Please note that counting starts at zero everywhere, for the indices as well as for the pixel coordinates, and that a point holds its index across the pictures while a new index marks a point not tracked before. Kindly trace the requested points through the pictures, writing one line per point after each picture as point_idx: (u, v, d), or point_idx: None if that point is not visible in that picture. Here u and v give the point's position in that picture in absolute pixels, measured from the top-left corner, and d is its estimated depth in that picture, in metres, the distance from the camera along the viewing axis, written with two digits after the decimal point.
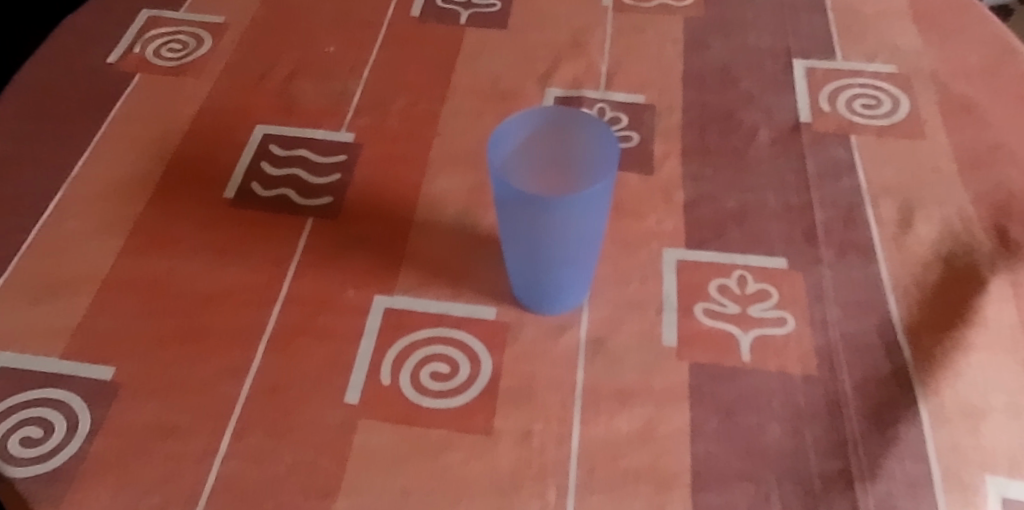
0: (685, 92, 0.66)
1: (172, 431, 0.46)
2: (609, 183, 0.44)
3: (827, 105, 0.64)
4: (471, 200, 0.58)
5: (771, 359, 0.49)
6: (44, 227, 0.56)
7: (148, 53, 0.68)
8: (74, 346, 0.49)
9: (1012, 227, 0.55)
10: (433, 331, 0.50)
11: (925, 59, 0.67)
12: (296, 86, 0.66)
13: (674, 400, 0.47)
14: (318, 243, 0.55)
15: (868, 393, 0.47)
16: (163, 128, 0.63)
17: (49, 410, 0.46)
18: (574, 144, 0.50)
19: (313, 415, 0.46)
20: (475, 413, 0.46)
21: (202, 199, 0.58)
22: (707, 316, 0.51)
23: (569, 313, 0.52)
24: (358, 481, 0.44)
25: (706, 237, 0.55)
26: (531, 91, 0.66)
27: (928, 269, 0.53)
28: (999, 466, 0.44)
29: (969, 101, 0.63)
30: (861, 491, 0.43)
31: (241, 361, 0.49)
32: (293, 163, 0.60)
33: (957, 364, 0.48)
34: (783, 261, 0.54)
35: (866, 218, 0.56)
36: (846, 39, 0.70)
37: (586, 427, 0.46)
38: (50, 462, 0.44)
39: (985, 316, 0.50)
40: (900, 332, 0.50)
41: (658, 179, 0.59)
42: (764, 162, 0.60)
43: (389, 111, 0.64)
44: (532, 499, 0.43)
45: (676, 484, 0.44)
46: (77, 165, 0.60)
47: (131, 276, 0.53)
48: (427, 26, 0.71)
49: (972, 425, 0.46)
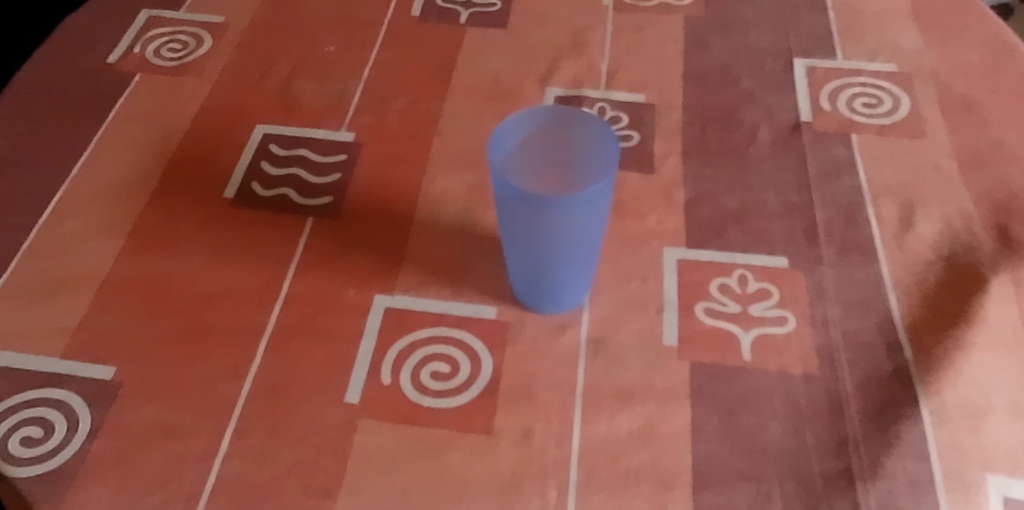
0: (685, 92, 0.66)
1: (172, 432, 0.46)
2: (609, 182, 0.44)
3: (827, 104, 0.64)
4: (471, 199, 0.58)
5: (772, 358, 0.49)
6: (44, 227, 0.56)
7: (148, 53, 0.68)
8: (74, 346, 0.49)
9: (1013, 226, 0.55)
10: (433, 331, 0.50)
11: (926, 58, 0.67)
12: (296, 86, 0.66)
13: (674, 399, 0.47)
14: (318, 243, 0.55)
15: (869, 393, 0.47)
16: (163, 128, 0.63)
17: (49, 410, 0.46)
18: (573, 143, 0.50)
19: (313, 415, 0.46)
20: (475, 413, 0.46)
21: (202, 199, 0.58)
22: (708, 315, 0.51)
23: (569, 312, 0.52)
24: (358, 481, 0.44)
25: (707, 236, 0.55)
26: (531, 91, 0.66)
27: (929, 268, 0.53)
28: (1000, 465, 0.44)
29: (969, 100, 0.63)
30: (862, 490, 0.43)
31: (240, 361, 0.49)
32: (293, 163, 0.60)
33: (958, 363, 0.48)
34: (784, 260, 0.54)
35: (867, 217, 0.56)
36: (846, 38, 0.69)
37: (587, 427, 0.46)
38: (50, 462, 0.44)
39: (987, 315, 0.50)
40: (901, 331, 0.50)
41: (659, 179, 0.59)
42: (765, 162, 0.60)
43: (389, 111, 0.64)
44: (532, 499, 0.43)
45: (677, 484, 0.44)
46: (77, 166, 0.60)
47: (131, 276, 0.53)
48: (427, 26, 0.71)
49: (974, 425, 0.45)
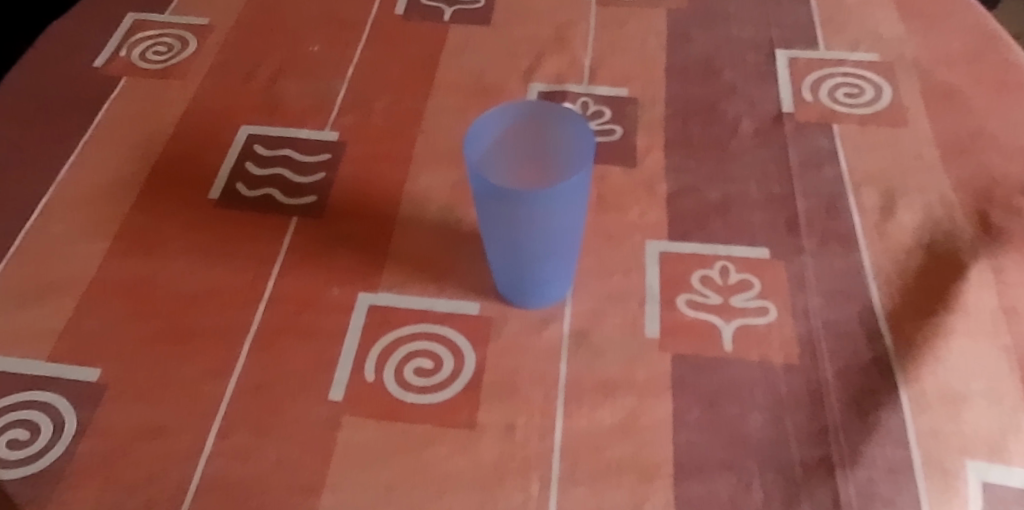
0: (668, 85, 0.66)
1: (158, 431, 0.46)
2: (585, 175, 0.44)
3: (809, 95, 0.64)
4: (455, 196, 0.58)
5: (754, 349, 0.49)
6: (30, 231, 0.56)
7: (133, 57, 0.68)
8: (60, 349, 0.50)
9: (994, 212, 0.55)
10: (416, 327, 0.50)
11: (907, 46, 0.67)
12: (280, 86, 0.66)
13: (655, 391, 0.47)
14: (302, 242, 0.55)
15: (849, 381, 0.47)
16: (148, 131, 0.63)
17: (35, 412, 0.47)
18: (550, 138, 0.50)
19: (297, 412, 0.47)
20: (458, 408, 0.47)
21: (188, 200, 0.58)
22: (690, 307, 0.51)
23: (552, 306, 0.52)
24: (342, 478, 0.44)
25: (689, 229, 0.56)
26: (513, 87, 0.66)
27: (910, 256, 0.53)
28: (979, 450, 0.44)
29: (951, 88, 0.63)
30: (841, 478, 0.44)
31: (225, 361, 0.49)
32: (277, 163, 0.60)
33: (938, 350, 0.48)
34: (765, 252, 0.54)
35: (848, 207, 0.56)
36: (829, 29, 0.70)
37: (570, 419, 0.46)
38: (37, 463, 0.45)
39: (966, 301, 0.50)
40: (881, 320, 0.50)
41: (641, 172, 0.59)
42: (747, 154, 0.60)
43: (373, 110, 0.64)
44: (515, 492, 0.44)
45: (658, 474, 0.44)
46: (63, 171, 0.60)
47: (117, 279, 0.53)
48: (410, 24, 0.72)
49: (954, 412, 0.46)
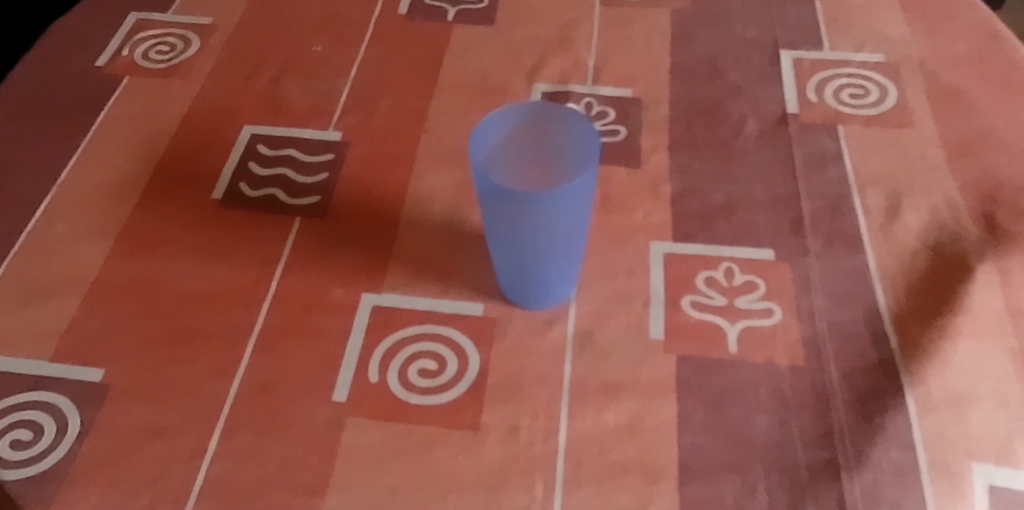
0: (672, 85, 0.66)
1: (161, 431, 0.46)
2: (590, 177, 0.44)
3: (814, 96, 0.64)
4: (458, 196, 0.58)
5: (759, 350, 0.49)
6: (33, 231, 0.56)
7: (136, 56, 0.68)
8: (63, 349, 0.50)
9: (1000, 214, 0.55)
10: (420, 328, 0.50)
11: (912, 47, 0.67)
12: (284, 86, 0.66)
13: (660, 393, 0.47)
14: (306, 242, 0.55)
15: (855, 383, 0.47)
16: (151, 131, 0.63)
17: (38, 413, 0.47)
18: (555, 138, 0.50)
19: (300, 413, 0.47)
20: (462, 409, 0.47)
21: (191, 200, 0.58)
22: (695, 308, 0.51)
23: (556, 306, 0.52)
24: (346, 479, 0.44)
25: (694, 230, 0.55)
26: (517, 87, 0.66)
27: (916, 258, 0.53)
28: (986, 454, 0.44)
29: (956, 89, 0.63)
30: (847, 481, 0.43)
31: (228, 361, 0.49)
32: (281, 162, 0.60)
33: (944, 352, 0.48)
34: (770, 253, 0.54)
35: (853, 209, 0.56)
36: (834, 29, 0.69)
37: (574, 420, 0.46)
38: (40, 464, 0.45)
39: (972, 303, 0.50)
40: (887, 322, 0.50)
41: (645, 173, 0.59)
42: (752, 154, 0.60)
43: (376, 110, 0.64)
44: (519, 493, 0.43)
45: (663, 476, 0.44)
46: (65, 170, 0.60)
47: (120, 279, 0.53)
48: (413, 23, 0.72)
49: (960, 414, 0.45)
